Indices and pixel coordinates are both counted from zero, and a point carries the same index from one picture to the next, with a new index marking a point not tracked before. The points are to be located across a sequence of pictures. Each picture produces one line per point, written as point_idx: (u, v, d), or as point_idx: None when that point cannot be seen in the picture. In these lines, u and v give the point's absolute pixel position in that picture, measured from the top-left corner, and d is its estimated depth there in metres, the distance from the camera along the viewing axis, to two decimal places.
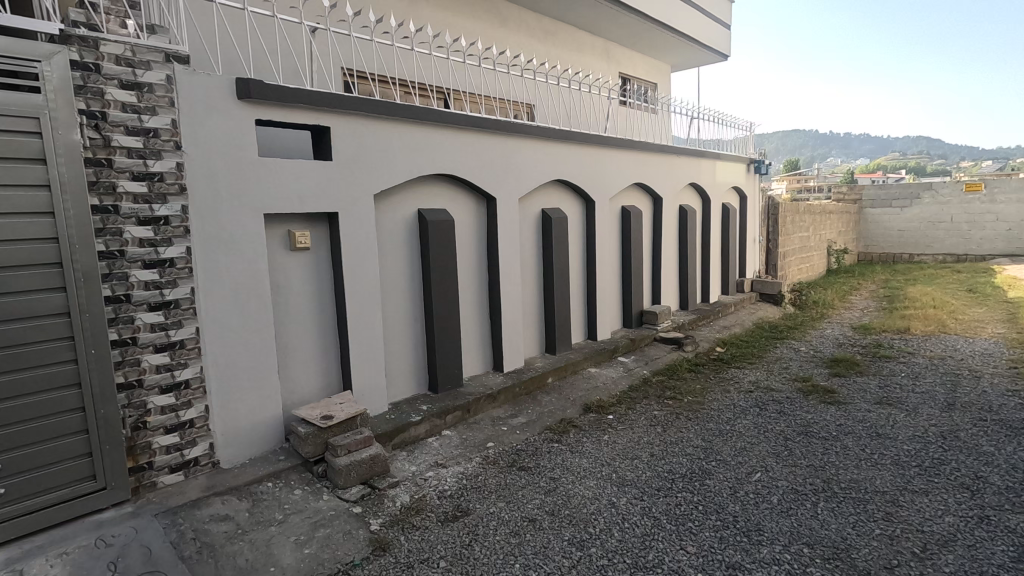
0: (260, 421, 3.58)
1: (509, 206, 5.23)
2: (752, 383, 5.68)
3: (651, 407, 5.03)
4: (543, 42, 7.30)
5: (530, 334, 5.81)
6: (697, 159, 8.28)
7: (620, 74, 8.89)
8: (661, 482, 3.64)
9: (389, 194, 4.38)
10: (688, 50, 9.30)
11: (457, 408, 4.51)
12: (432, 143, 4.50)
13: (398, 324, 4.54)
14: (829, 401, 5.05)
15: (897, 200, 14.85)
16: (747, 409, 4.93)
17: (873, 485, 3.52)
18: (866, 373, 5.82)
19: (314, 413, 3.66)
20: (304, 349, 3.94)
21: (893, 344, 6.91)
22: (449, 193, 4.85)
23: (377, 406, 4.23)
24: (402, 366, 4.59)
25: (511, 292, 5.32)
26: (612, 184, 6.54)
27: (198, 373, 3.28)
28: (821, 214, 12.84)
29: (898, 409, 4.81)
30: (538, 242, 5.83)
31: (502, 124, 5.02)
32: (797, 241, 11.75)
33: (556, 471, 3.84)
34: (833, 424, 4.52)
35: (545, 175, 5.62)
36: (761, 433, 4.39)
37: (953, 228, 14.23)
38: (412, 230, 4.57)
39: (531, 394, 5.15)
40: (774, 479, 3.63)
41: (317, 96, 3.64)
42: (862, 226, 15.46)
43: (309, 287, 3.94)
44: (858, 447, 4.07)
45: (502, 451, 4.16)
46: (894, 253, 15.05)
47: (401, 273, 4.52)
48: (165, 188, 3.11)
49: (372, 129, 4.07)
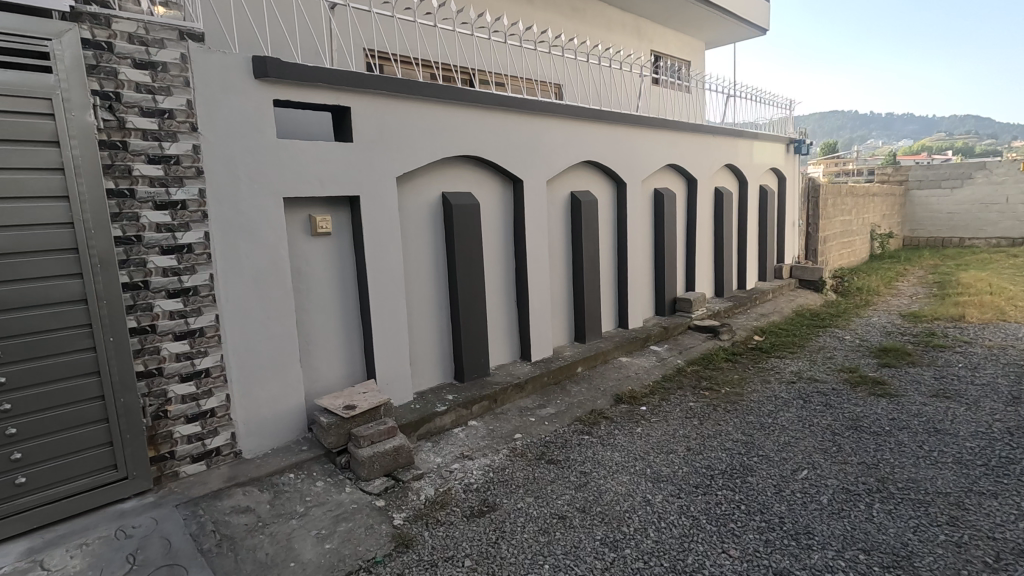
0: (282, 410, 3.50)
1: (537, 189, 5.03)
2: (794, 373, 5.39)
3: (686, 399, 4.80)
4: (572, 19, 7.03)
5: (558, 322, 5.62)
6: (734, 140, 7.90)
7: (652, 52, 8.54)
8: (699, 479, 3.43)
9: (412, 177, 4.22)
10: (723, 25, 8.86)
11: (483, 398, 4.37)
12: (456, 123, 4.32)
13: (422, 312, 4.40)
14: (880, 393, 4.73)
15: (946, 181, 14.06)
16: (789, 401, 4.66)
17: (934, 486, 3.24)
18: (918, 364, 5.45)
19: (336, 402, 3.56)
20: (327, 338, 3.84)
21: (947, 333, 6.48)
22: (475, 176, 4.68)
23: (401, 396, 4.12)
24: (427, 355, 4.46)
25: (538, 279, 5.13)
26: (644, 166, 6.26)
27: (219, 361, 3.21)
28: (864, 197, 12.22)
29: (957, 402, 4.47)
30: (567, 227, 5.61)
31: (530, 103, 4.81)
32: (838, 225, 11.20)
33: (587, 465, 3.66)
34: (884, 419, 4.22)
35: (574, 157, 5.38)
36: (806, 428, 4.12)
37: (1009, 210, 13.32)
38: (436, 215, 4.42)
39: (561, 384, 4.97)
40: (823, 478, 3.37)
41: (336, 75, 3.50)
42: (908, 210, 14.71)
43: (332, 274, 3.83)
44: (915, 444, 3.77)
45: (530, 443, 4.01)
46: (942, 238, 14.27)
47: (425, 259, 4.38)
48: (182, 171, 3.01)
49: (395, 109, 3.91)
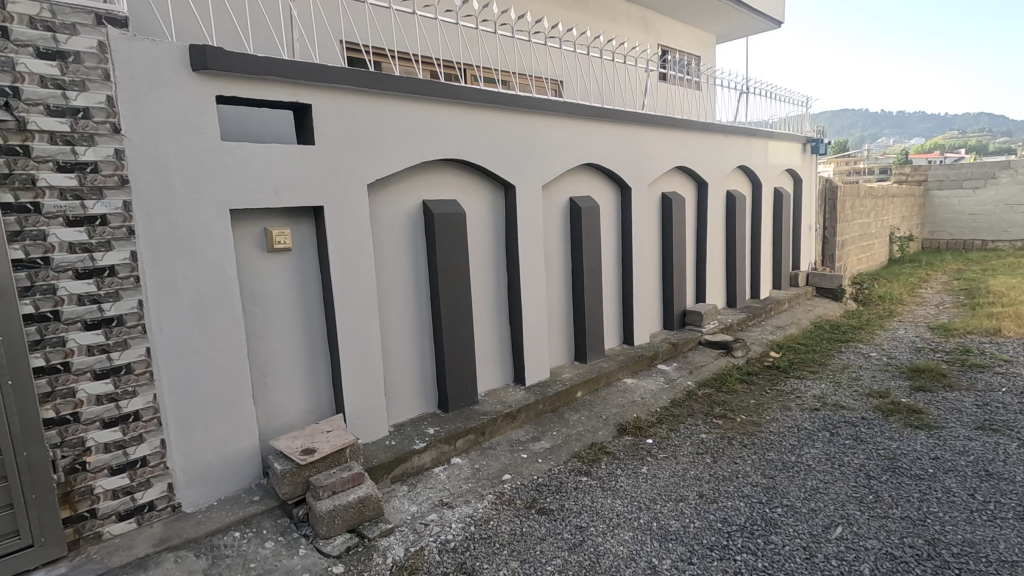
0: (231, 455, 3.03)
1: (531, 195, 4.53)
2: (818, 398, 4.85)
3: (698, 429, 4.29)
4: (573, 10, 6.52)
5: (557, 341, 5.12)
6: (748, 139, 7.37)
7: (659, 45, 8.01)
8: (715, 539, 2.91)
9: (388, 183, 3.75)
10: (736, 17, 8.33)
11: (469, 431, 3.88)
12: (439, 122, 3.85)
13: (400, 334, 3.93)
14: (917, 424, 4.19)
15: (969, 181, 13.39)
16: (814, 434, 4.13)
17: (997, 551, 2.71)
18: (956, 388, 4.90)
19: (294, 445, 3.08)
20: (288, 368, 3.38)
21: (984, 350, 5.91)
22: (461, 181, 4.20)
23: (374, 431, 3.65)
24: (405, 381, 3.99)
25: (534, 295, 4.64)
26: (650, 168, 5.75)
27: (151, 402, 2.75)
28: (883, 198, 11.60)
29: (1007, 437, 3.93)
30: (566, 236, 5.11)
31: (522, 100, 4.31)
32: (856, 228, 10.60)
33: (583, 517, 3.16)
34: (925, 458, 3.69)
35: (573, 159, 4.88)
36: (835, 468, 3.61)
37: None
38: (417, 225, 3.94)
39: (558, 412, 4.48)
40: (861, 539, 2.86)
41: (293, 66, 3.02)
42: (928, 211, 14.05)
43: (292, 294, 3.36)
44: (965, 493, 3.24)
45: (519, 486, 3.52)
46: (965, 240, 13.59)
47: (403, 276, 3.91)
48: (101, 180, 2.55)
49: (365, 106, 3.43)
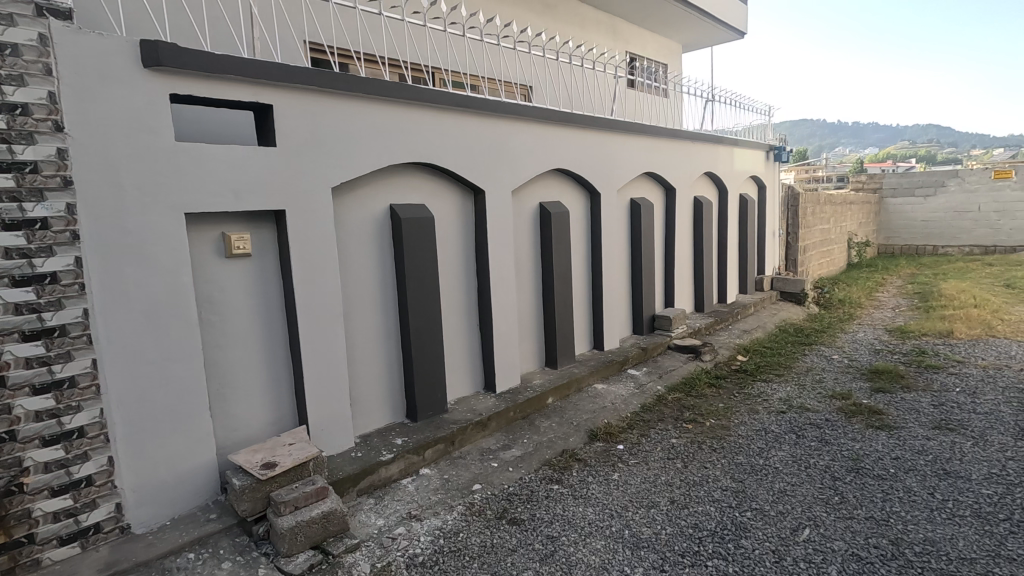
0: (186, 471, 2.87)
1: (500, 200, 4.49)
2: (783, 401, 4.93)
3: (668, 434, 4.30)
4: (541, 16, 6.53)
5: (527, 347, 5.08)
6: (714, 146, 7.50)
7: (627, 53, 8.10)
8: (686, 545, 2.90)
9: (354, 188, 3.66)
10: (701, 27, 8.49)
11: (438, 441, 3.79)
12: (407, 125, 3.77)
13: (367, 342, 3.83)
14: (878, 425, 4.30)
15: (920, 189, 13.93)
16: (781, 437, 4.18)
17: (956, 550, 2.77)
18: (914, 388, 5.06)
19: (254, 459, 2.95)
20: (248, 380, 3.24)
21: (939, 352, 6.13)
22: (430, 186, 4.13)
23: (340, 442, 3.53)
24: (372, 391, 3.88)
25: (504, 300, 4.58)
26: (619, 174, 5.78)
27: (97, 418, 2.58)
28: (841, 205, 11.98)
29: (962, 436, 4.06)
30: (535, 241, 5.07)
31: (492, 104, 4.27)
32: (817, 233, 10.91)
33: (555, 526, 3.11)
34: (887, 458, 3.77)
35: (543, 164, 4.86)
36: (802, 470, 3.66)
37: (981, 218, 13.35)
38: (384, 231, 3.85)
39: (529, 419, 4.43)
40: (828, 541, 2.89)
41: (252, 65, 2.91)
42: (883, 218, 14.58)
43: (252, 302, 3.23)
44: (925, 492, 3.32)
45: (490, 496, 3.45)
46: (918, 245, 14.14)
47: (370, 283, 3.81)
48: (41, 181, 2.39)
49: (330, 108, 3.33)
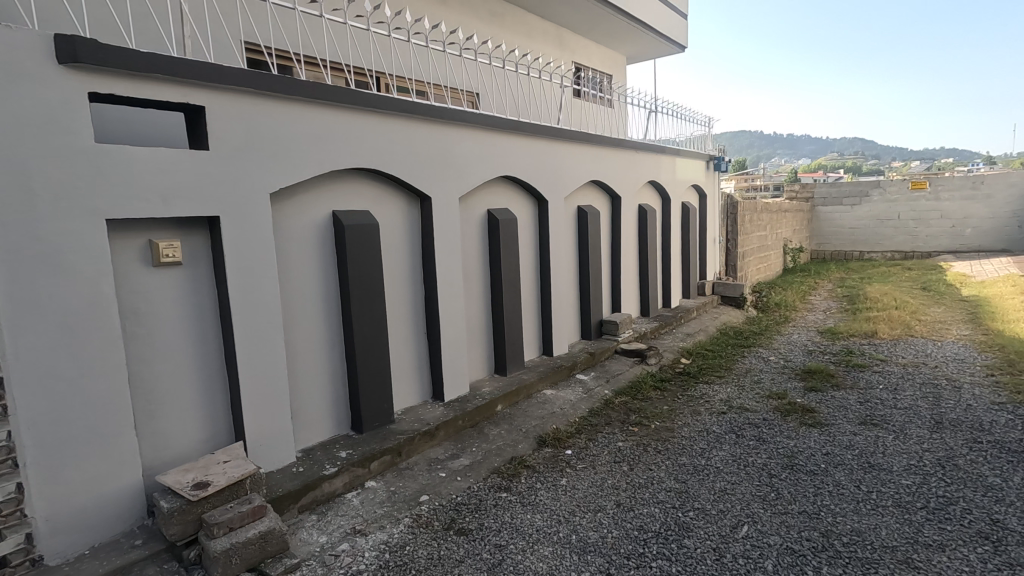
0: (108, 496, 2.69)
1: (447, 207, 4.46)
2: (724, 402, 5.12)
3: (614, 438, 4.37)
4: (488, 24, 6.57)
5: (476, 354, 5.05)
6: (657, 156, 7.73)
7: (573, 63, 8.26)
8: (632, 547, 2.95)
9: (294, 194, 3.54)
10: (644, 40, 8.76)
11: (384, 453, 3.70)
12: (350, 131, 3.70)
13: (308, 353, 3.71)
14: (810, 423, 4.52)
15: (847, 199, 14.82)
16: (722, 437, 4.33)
17: (880, 538, 2.94)
18: (842, 386, 5.36)
19: (185, 480, 2.79)
20: (179, 395, 3.06)
21: (864, 352, 6.53)
22: (374, 192, 4.06)
23: (281, 457, 3.39)
24: (315, 403, 3.76)
25: (452, 307, 4.55)
26: (566, 182, 5.86)
27: (5, 442, 2.37)
28: (776, 213, 12.58)
29: (884, 430, 4.33)
30: (483, 248, 5.06)
31: (437, 111, 4.25)
32: (755, 240, 11.41)
33: (502, 535, 3.10)
34: (819, 454, 3.97)
35: (490, 170, 4.87)
36: (741, 469, 3.79)
37: (901, 226, 14.37)
38: (327, 238, 3.75)
39: (478, 427, 4.40)
40: (764, 536, 3.00)
41: (182, 64, 2.77)
42: (814, 225, 15.42)
43: (184, 313, 3.07)
44: (853, 485, 3.52)
45: (437, 507, 3.40)
46: (846, 252, 15.01)
47: (311, 291, 3.69)
48: None
49: (268, 111, 3.22)
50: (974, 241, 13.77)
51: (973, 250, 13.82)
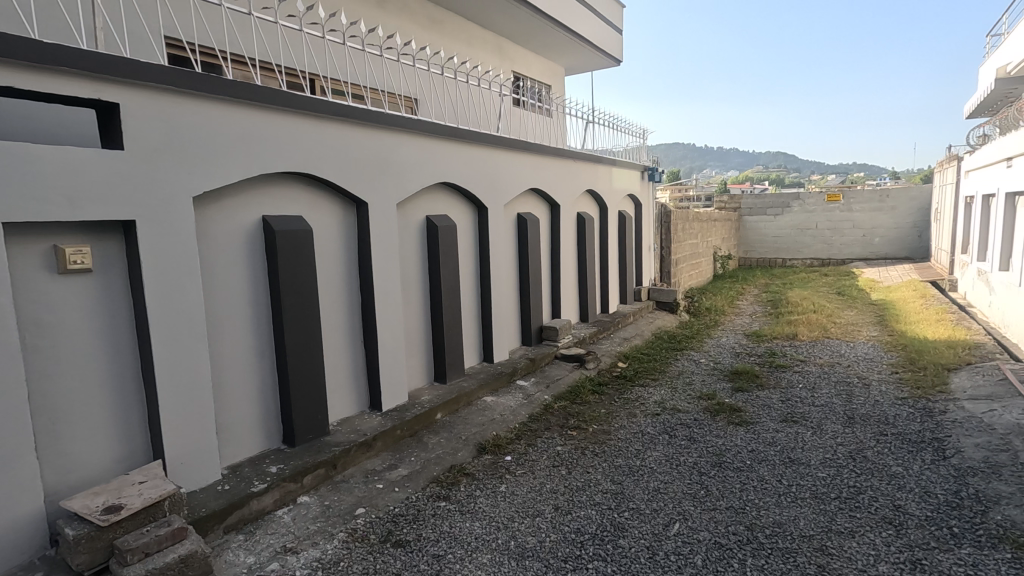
0: (4, 524, 2.45)
1: (385, 213, 4.39)
2: (658, 404, 5.29)
3: (554, 442, 4.43)
4: (426, 30, 6.55)
5: (415, 362, 4.98)
6: (594, 165, 7.94)
7: (512, 72, 8.36)
8: (569, 550, 2.99)
9: (220, 198, 3.38)
10: (581, 52, 9.00)
11: (318, 466, 3.57)
12: (281, 133, 3.58)
13: (235, 364, 3.53)
14: (737, 421, 4.76)
15: (771, 209, 15.73)
16: (656, 438, 4.48)
17: (799, 528, 3.13)
18: (766, 386, 5.68)
19: (94, 504, 2.59)
20: (89, 412, 2.85)
21: (786, 353, 6.96)
22: (307, 197, 3.94)
23: (204, 475, 3.21)
24: (242, 417, 3.58)
25: (390, 314, 4.47)
26: (505, 189, 5.91)
27: None
28: (706, 222, 13.17)
29: (803, 427, 4.62)
30: (422, 255, 5.01)
31: (374, 115, 4.19)
32: (687, 248, 11.90)
33: (441, 544, 3.06)
34: (744, 451, 4.18)
35: (429, 177, 4.85)
36: (673, 468, 3.93)
37: (818, 235, 15.41)
38: (256, 244, 3.60)
39: (417, 436, 4.34)
40: (694, 532, 3.12)
41: (95, 59, 2.61)
42: (741, 234, 16.26)
43: (95, 324, 2.86)
44: (775, 479, 3.72)
45: (373, 520, 3.31)
46: (770, 259, 15.91)
47: (239, 300, 3.53)
48: None
49: (190, 110, 3.07)
50: (882, 248, 14.99)
51: (880, 257, 15.03)
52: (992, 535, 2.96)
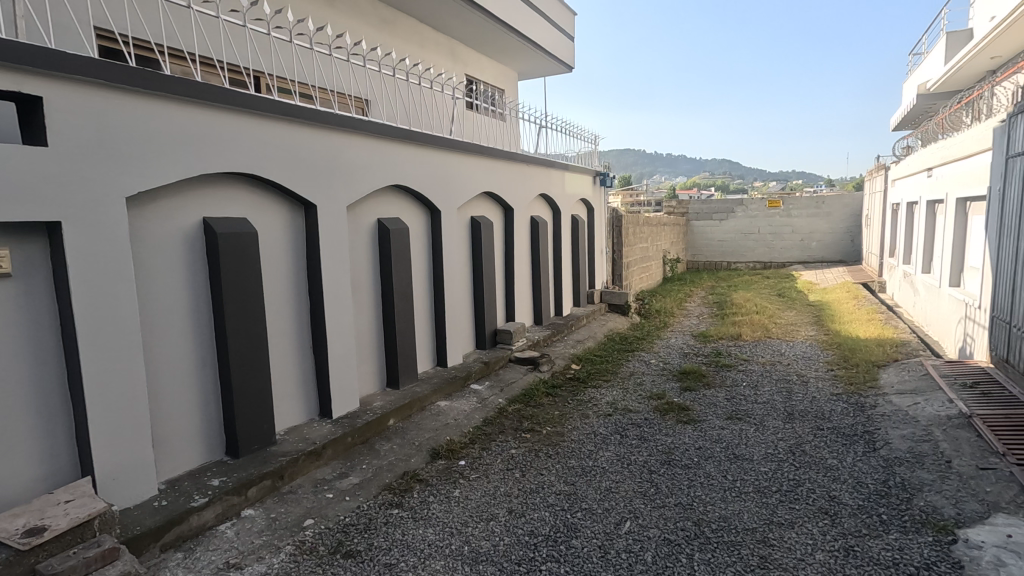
0: None
1: (334, 215, 4.29)
2: (610, 404, 5.39)
3: (508, 445, 4.44)
4: (378, 30, 6.47)
5: (367, 368, 4.88)
6: (547, 170, 8.03)
7: (466, 75, 8.36)
8: (523, 553, 3.00)
9: (156, 199, 3.22)
10: (534, 57, 9.10)
11: (263, 477, 3.44)
12: (224, 131, 3.44)
13: (174, 373, 3.36)
14: (685, 420, 4.90)
15: (716, 214, 16.34)
16: (608, 438, 4.56)
17: (742, 522, 3.25)
18: (712, 385, 5.88)
19: (14, 527, 2.41)
20: (7, 427, 2.64)
21: (731, 352, 7.24)
22: (252, 199, 3.80)
23: (139, 491, 3.04)
24: (182, 428, 3.42)
25: (340, 319, 4.36)
26: (458, 192, 5.89)
27: None
28: (656, 226, 13.54)
29: (747, 423, 4.81)
30: (374, 259, 4.92)
31: (323, 116, 4.09)
32: (638, 252, 12.18)
33: (393, 553, 3.01)
34: (692, 449, 4.31)
35: (380, 179, 4.77)
36: (624, 468, 4.01)
37: (760, 239, 16.11)
38: (195, 247, 3.44)
39: (368, 443, 4.25)
40: (645, 530, 3.19)
41: (16, 49, 2.44)
42: (689, 238, 16.79)
43: (14, 332, 2.66)
44: (720, 475, 3.86)
45: (322, 531, 3.22)
46: (716, 262, 16.50)
47: (178, 306, 3.37)
48: None
49: (124, 106, 2.91)
50: (818, 252, 15.82)
51: (817, 261, 15.84)
52: (917, 520, 3.16)
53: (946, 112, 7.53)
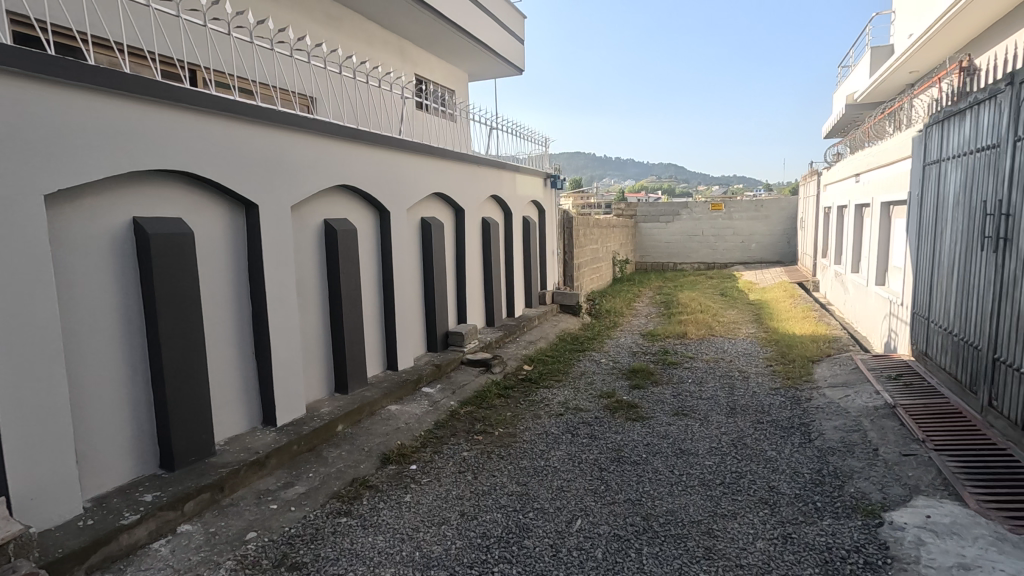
0: None
1: (277, 215, 4.14)
2: (561, 404, 5.44)
3: (460, 448, 4.41)
4: (323, 26, 6.31)
5: (313, 373, 4.73)
6: (498, 171, 8.04)
7: (415, 75, 8.27)
8: (475, 555, 2.98)
9: (79, 197, 3.01)
10: (484, 59, 9.10)
11: (201, 491, 3.28)
12: (156, 126, 3.26)
13: (101, 383, 3.15)
14: (634, 417, 5.01)
15: (663, 216, 16.83)
16: (559, 437, 4.60)
17: (688, 514, 3.35)
18: (660, 383, 6.04)
19: None
20: None
21: (677, 350, 7.46)
22: (187, 198, 3.62)
23: (62, 510, 2.83)
24: (110, 441, 3.21)
25: (284, 323, 4.21)
26: (408, 193, 5.81)
27: None
28: (605, 227, 13.80)
29: (693, 419, 4.97)
30: (320, 260, 4.78)
31: (264, 112, 3.94)
32: (588, 253, 12.37)
33: (341, 563, 2.93)
34: (641, 445, 4.41)
35: (327, 178, 4.65)
36: (576, 466, 4.06)
37: (704, 241, 16.71)
38: (124, 248, 3.24)
39: (315, 451, 4.12)
40: (595, 527, 3.24)
41: None
42: (637, 239, 17.19)
43: None
44: (667, 470, 3.96)
45: (266, 544, 3.09)
46: (663, 263, 16.98)
47: (105, 311, 3.16)
48: None
49: (42, 96, 2.71)
50: (758, 253, 16.54)
51: (757, 261, 16.56)
52: (848, 506, 3.35)
53: (871, 122, 8.17)
